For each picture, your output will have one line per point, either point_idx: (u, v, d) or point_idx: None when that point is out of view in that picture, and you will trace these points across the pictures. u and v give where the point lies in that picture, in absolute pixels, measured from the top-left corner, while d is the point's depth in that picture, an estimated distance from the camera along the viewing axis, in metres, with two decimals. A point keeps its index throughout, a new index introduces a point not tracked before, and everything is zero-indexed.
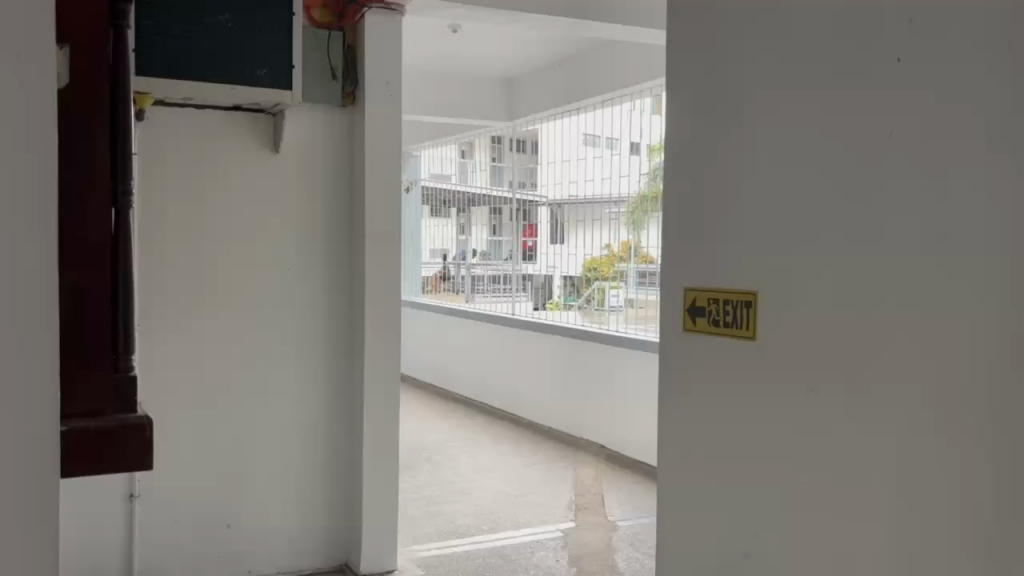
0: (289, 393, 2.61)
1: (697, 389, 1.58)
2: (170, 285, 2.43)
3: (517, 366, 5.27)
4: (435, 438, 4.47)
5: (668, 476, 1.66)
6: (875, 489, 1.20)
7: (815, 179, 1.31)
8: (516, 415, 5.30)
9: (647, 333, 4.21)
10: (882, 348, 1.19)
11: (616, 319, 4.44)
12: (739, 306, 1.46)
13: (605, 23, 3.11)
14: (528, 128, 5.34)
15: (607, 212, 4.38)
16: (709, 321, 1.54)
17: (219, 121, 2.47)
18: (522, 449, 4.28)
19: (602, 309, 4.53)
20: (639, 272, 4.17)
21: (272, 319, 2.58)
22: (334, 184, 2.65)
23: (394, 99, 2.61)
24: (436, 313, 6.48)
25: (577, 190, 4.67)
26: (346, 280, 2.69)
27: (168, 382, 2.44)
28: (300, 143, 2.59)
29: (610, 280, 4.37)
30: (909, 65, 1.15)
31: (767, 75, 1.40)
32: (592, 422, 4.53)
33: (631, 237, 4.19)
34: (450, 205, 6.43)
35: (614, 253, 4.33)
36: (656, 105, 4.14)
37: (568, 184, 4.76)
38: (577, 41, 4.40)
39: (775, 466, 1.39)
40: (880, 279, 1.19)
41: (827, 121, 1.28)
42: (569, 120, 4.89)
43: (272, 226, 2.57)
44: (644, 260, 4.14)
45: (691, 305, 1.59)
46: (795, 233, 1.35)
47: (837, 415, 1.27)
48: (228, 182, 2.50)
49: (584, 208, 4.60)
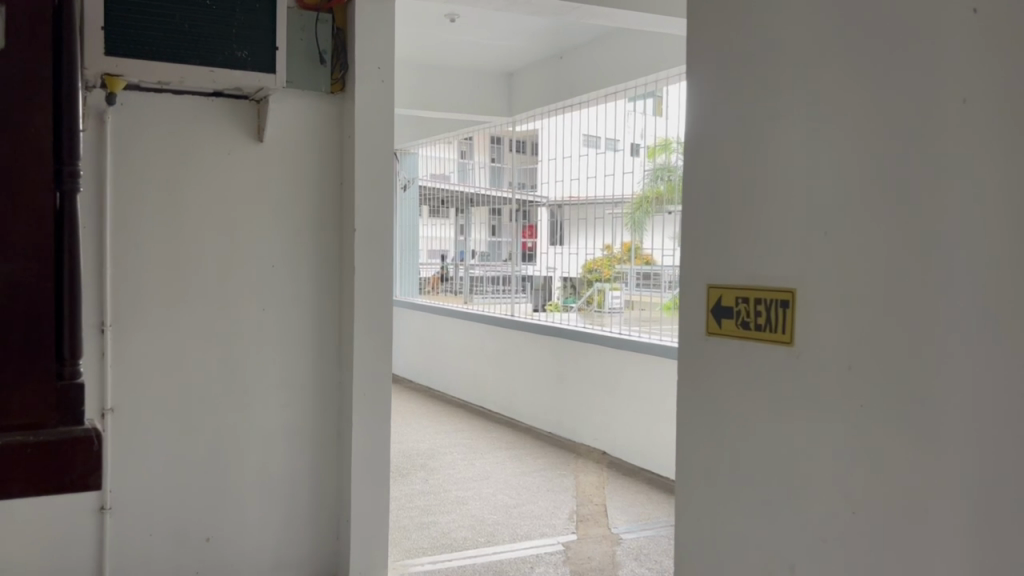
0: (274, 398, 2.46)
1: (725, 398, 1.43)
2: (145, 281, 2.26)
3: (516, 369, 5.12)
4: (430, 443, 4.32)
5: (689, 494, 1.51)
6: (945, 512, 1.06)
7: (869, 161, 1.16)
8: (514, 419, 5.14)
9: (647, 335, 4.05)
10: (955, 351, 1.04)
11: (615, 321, 4.31)
12: (774, 306, 1.32)
13: (610, 12, 2.96)
14: (529, 126, 5.20)
15: (609, 213, 4.26)
16: (737, 322, 1.40)
17: (200, 107, 2.31)
18: (519, 454, 4.14)
19: (601, 311, 4.40)
20: (638, 271, 4.01)
21: (254, 318, 2.42)
22: (323, 177, 2.51)
23: (387, 86, 2.45)
24: (433, 315, 6.33)
25: (581, 189, 4.52)
26: (335, 278, 2.54)
27: (143, 386, 2.27)
28: (286, 133, 2.44)
29: (611, 281, 4.25)
30: (994, 26, 1.01)
31: (811, 45, 1.26)
32: (593, 428, 4.38)
33: (633, 239, 4.05)
34: (449, 205, 6.31)
35: (614, 254, 4.21)
36: (656, 104, 3.99)
37: (570, 183, 4.62)
38: (578, 33, 4.25)
39: (817, 485, 1.25)
40: (954, 273, 1.05)
41: (885, 96, 1.14)
42: (571, 117, 4.73)
43: (256, 219, 2.41)
44: (642, 261, 3.99)
45: (715, 303, 1.45)
46: (842, 225, 1.20)
47: (896, 428, 1.12)
48: (209, 173, 2.34)
49: (586, 208, 4.45)
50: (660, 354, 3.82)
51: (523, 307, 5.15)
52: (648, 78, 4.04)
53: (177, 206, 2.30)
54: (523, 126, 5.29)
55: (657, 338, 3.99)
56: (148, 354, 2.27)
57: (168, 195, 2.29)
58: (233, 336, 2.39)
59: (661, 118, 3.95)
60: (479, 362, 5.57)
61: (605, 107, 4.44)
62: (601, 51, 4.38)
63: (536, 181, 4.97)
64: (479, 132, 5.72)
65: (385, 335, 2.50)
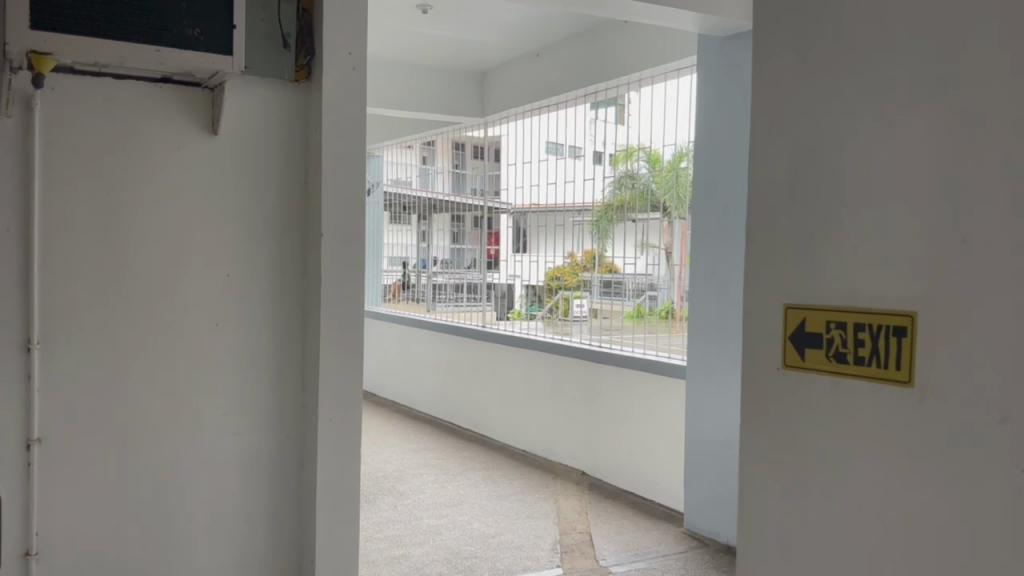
0: (230, 424, 2.19)
1: None
2: (79, 292, 1.96)
3: (486, 383, 4.87)
4: (397, 464, 4.04)
5: None
6: None
7: None
8: (484, 436, 4.89)
9: (613, 344, 3.90)
10: None
11: (580, 330, 4.16)
12: (891, 336, 0.97)
13: (589, 9, 2.79)
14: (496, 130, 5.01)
15: (572, 220, 4.14)
16: (830, 356, 1.05)
17: (146, 94, 2.03)
18: (493, 475, 3.89)
19: (566, 320, 4.25)
20: (602, 280, 3.91)
21: (205, 333, 2.14)
22: (286, 174, 2.24)
23: (358, 74, 2.21)
24: (397, 325, 6.06)
25: (549, 195, 4.34)
26: (299, 288, 2.28)
27: (76, 413, 1.97)
28: (243, 126, 2.17)
29: (575, 289, 4.13)
30: None
31: None
32: (570, 446, 4.15)
33: (596, 247, 3.96)
34: (411, 212, 6.06)
35: (579, 262, 4.09)
36: (619, 112, 3.90)
37: (535, 189, 4.47)
38: (546, 31, 4.08)
39: None
40: None
41: None
42: (541, 120, 4.55)
43: (210, 222, 2.13)
44: (607, 269, 3.89)
45: (796, 328, 1.10)
46: None
47: None
48: (156, 169, 2.06)
49: (547, 214, 4.33)
50: (640, 367, 3.62)
51: (483, 314, 5.08)
52: (611, 83, 3.92)
53: (117, 206, 2.01)
54: (494, 130, 5.05)
55: (624, 346, 3.84)
56: (83, 376, 1.98)
57: (107, 194, 2.00)
58: (182, 355, 2.11)
59: (620, 125, 3.84)
60: (448, 375, 5.31)
61: (575, 111, 4.27)
62: (568, 51, 4.22)
63: (496, 187, 4.90)
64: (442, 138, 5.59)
65: (355, 352, 2.24)
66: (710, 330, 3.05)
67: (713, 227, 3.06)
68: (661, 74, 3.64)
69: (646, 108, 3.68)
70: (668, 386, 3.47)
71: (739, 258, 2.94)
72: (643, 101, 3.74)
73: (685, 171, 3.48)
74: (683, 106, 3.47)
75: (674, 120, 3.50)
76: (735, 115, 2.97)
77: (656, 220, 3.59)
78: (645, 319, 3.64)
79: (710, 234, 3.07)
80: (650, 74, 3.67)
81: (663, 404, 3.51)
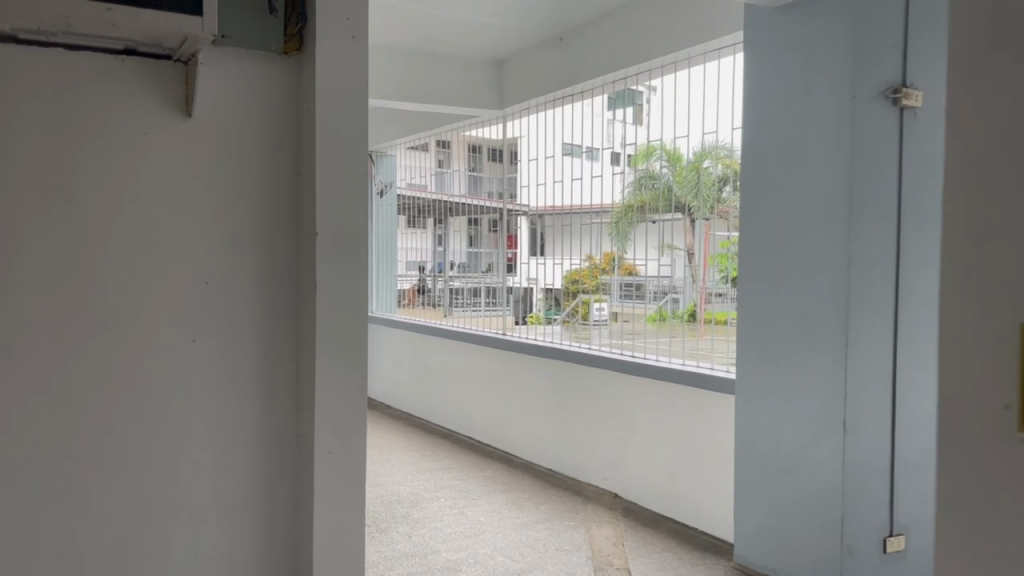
0: (211, 458, 1.87)
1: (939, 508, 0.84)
2: (23, 305, 1.64)
3: (508, 395, 4.54)
4: (412, 487, 3.71)
5: None
6: None
7: None
8: (507, 452, 4.55)
9: (635, 346, 3.71)
10: None
11: (599, 336, 3.98)
12: None
13: None
14: (508, 135, 4.80)
15: (589, 221, 4.00)
16: None
17: (104, 69, 1.72)
18: (517, 499, 3.55)
19: (585, 324, 4.06)
20: (621, 283, 3.76)
21: (178, 353, 1.82)
22: (275, 166, 1.93)
23: (358, 44, 1.89)
24: (411, 333, 5.75)
25: (566, 192, 4.19)
26: (291, 300, 1.97)
27: (20, 450, 1.64)
28: (222, 107, 1.85)
29: (595, 293, 3.98)
30: None
31: None
32: (600, 465, 3.80)
33: (615, 250, 3.83)
34: (427, 215, 5.76)
35: (597, 265, 3.97)
36: (636, 112, 3.66)
37: (552, 189, 4.31)
38: (566, 16, 3.83)
39: None
40: None
41: None
42: (554, 117, 4.39)
43: (185, 222, 1.81)
44: (626, 271, 3.75)
45: None
46: None
47: None
48: (117, 157, 1.73)
49: (564, 217, 4.19)
50: (676, 379, 3.29)
51: (500, 319, 4.83)
52: (643, 67, 3.61)
53: (71, 201, 1.69)
54: (515, 125, 4.74)
55: (645, 350, 3.66)
56: (28, 405, 1.65)
57: (59, 188, 1.68)
58: (152, 378, 1.78)
59: (637, 125, 3.66)
60: (466, 386, 4.99)
61: (584, 107, 4.13)
62: (582, 42, 3.96)
63: (514, 190, 4.69)
64: (456, 136, 5.28)
65: (356, 371, 1.91)
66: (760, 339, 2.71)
67: (764, 222, 2.71)
68: (699, 56, 3.34)
69: (680, 94, 3.38)
70: (710, 402, 3.13)
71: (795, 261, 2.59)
72: (664, 97, 3.51)
73: (709, 170, 3.25)
74: (725, 92, 3.18)
75: (716, 107, 3.22)
76: (787, 96, 2.63)
77: (678, 221, 3.41)
78: (669, 322, 3.43)
79: (759, 231, 2.73)
80: (686, 56, 3.37)
81: (706, 421, 3.16)
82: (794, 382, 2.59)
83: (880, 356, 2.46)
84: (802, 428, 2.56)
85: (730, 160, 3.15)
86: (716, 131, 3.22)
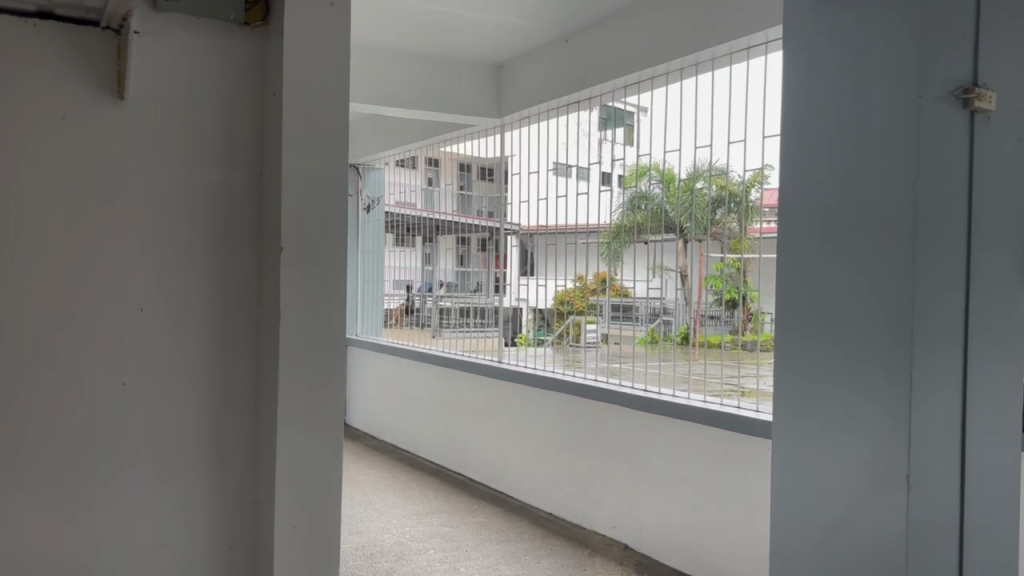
0: (149, 515, 1.58)
1: None
2: None
3: (504, 429, 4.16)
4: (397, 535, 3.32)
5: None
6: None
7: None
8: (501, 491, 4.17)
9: (629, 370, 3.50)
10: None
11: (590, 359, 3.74)
12: None
13: None
14: (497, 152, 4.49)
15: (581, 241, 3.73)
16: None
17: (16, 35, 1.44)
18: (515, 552, 3.16)
19: (577, 346, 3.82)
20: (614, 305, 3.54)
21: (103, 382, 1.53)
22: (231, 170, 1.64)
23: (338, 14, 1.53)
24: (396, 357, 5.38)
25: (557, 214, 3.91)
26: (251, 333, 1.68)
27: None
28: (163, 87, 1.56)
29: (586, 314, 3.74)
30: None
31: None
32: (607, 510, 3.43)
33: (607, 270, 3.59)
34: (415, 232, 5.42)
35: (588, 285, 3.71)
36: (625, 133, 3.47)
37: (543, 210, 4.03)
38: (564, 20, 3.54)
39: None
40: None
41: None
42: (545, 130, 4.11)
43: (118, 233, 1.53)
44: (617, 292, 3.54)
45: None
46: None
47: None
48: (34, 148, 1.45)
49: (557, 236, 3.90)
50: (691, 418, 2.95)
51: (491, 342, 4.50)
52: (658, 70, 3.27)
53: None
54: (510, 137, 4.39)
55: (640, 376, 3.45)
56: None
57: None
58: (70, 413, 1.50)
59: (630, 145, 3.44)
60: (457, 417, 4.62)
61: (574, 119, 3.88)
62: (578, 49, 3.66)
63: (502, 209, 4.38)
64: (447, 152, 4.95)
65: (330, 419, 1.54)
66: (779, 387, 2.17)
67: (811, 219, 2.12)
68: (725, 56, 3.00)
69: (688, 105, 3.18)
70: (738, 444, 2.78)
71: (831, 289, 1.99)
72: (670, 109, 3.27)
73: (702, 191, 3.08)
74: (756, 97, 2.87)
75: (743, 113, 2.92)
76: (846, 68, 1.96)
77: (672, 241, 3.24)
78: (659, 345, 3.26)
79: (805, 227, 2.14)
80: (710, 56, 3.03)
81: (732, 467, 2.80)
82: (818, 438, 2.05)
83: (943, 416, 1.85)
84: (835, 500, 2.00)
85: (724, 179, 2.98)
86: (741, 141, 2.94)
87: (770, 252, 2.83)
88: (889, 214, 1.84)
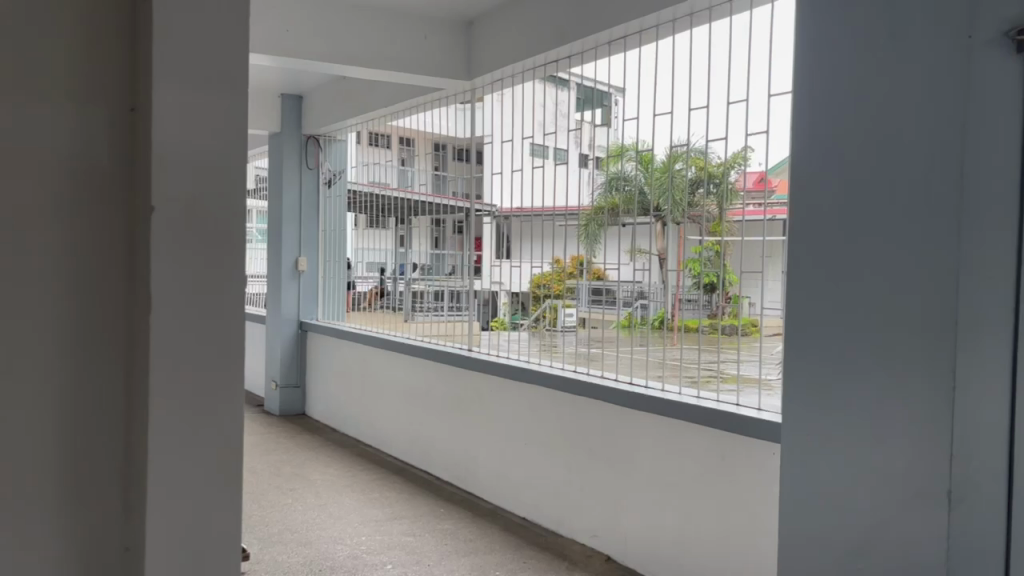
0: None
1: None
2: None
3: (477, 425, 3.79)
4: (352, 547, 2.94)
5: None
6: None
7: None
8: (471, 493, 3.82)
9: (606, 357, 3.14)
10: None
11: (566, 347, 3.39)
12: None
13: None
14: (471, 133, 4.07)
15: (557, 225, 3.34)
16: None
17: None
18: (484, 568, 2.80)
19: (553, 332, 3.45)
20: (590, 288, 3.19)
21: None
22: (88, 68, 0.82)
23: None
24: (357, 341, 5.02)
25: (532, 198, 3.54)
26: (113, 332, 0.85)
27: None
28: None
29: (563, 297, 3.37)
30: None
31: None
32: (588, 518, 3.08)
33: (582, 252, 3.23)
34: (389, 214, 4.99)
35: (563, 268, 3.36)
36: (604, 114, 3.10)
37: (517, 193, 3.66)
38: None
39: None
40: None
41: None
42: (518, 101, 3.71)
43: None
44: (595, 276, 3.18)
45: None
46: None
47: None
48: None
49: (527, 221, 3.55)
50: (686, 418, 2.61)
51: (465, 328, 4.14)
52: (645, 23, 2.87)
53: None
54: (482, 102, 4.01)
55: (615, 367, 3.11)
56: None
57: None
58: None
59: (608, 124, 3.08)
60: (425, 410, 4.26)
61: (549, 91, 3.49)
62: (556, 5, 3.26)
63: (478, 189, 4.00)
64: (421, 133, 4.53)
65: None
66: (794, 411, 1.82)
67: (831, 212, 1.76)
68: (723, 5, 2.62)
69: (680, 68, 2.80)
70: (737, 445, 2.45)
71: (854, 292, 1.70)
72: (663, 77, 2.88)
73: (681, 172, 2.75)
74: (759, 57, 2.49)
75: (746, 71, 2.54)
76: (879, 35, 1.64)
77: (647, 225, 2.89)
78: (637, 329, 2.92)
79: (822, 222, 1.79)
80: (705, 4, 2.64)
81: (731, 476, 2.47)
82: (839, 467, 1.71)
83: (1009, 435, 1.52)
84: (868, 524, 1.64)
85: (704, 160, 2.67)
86: (743, 101, 2.56)
87: (750, 234, 2.53)
88: (928, 206, 1.56)
